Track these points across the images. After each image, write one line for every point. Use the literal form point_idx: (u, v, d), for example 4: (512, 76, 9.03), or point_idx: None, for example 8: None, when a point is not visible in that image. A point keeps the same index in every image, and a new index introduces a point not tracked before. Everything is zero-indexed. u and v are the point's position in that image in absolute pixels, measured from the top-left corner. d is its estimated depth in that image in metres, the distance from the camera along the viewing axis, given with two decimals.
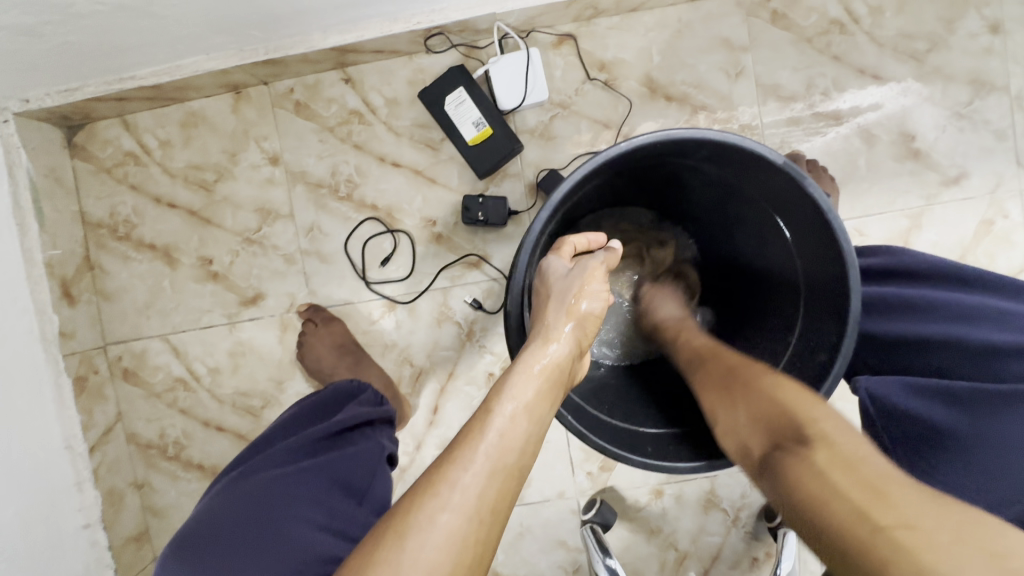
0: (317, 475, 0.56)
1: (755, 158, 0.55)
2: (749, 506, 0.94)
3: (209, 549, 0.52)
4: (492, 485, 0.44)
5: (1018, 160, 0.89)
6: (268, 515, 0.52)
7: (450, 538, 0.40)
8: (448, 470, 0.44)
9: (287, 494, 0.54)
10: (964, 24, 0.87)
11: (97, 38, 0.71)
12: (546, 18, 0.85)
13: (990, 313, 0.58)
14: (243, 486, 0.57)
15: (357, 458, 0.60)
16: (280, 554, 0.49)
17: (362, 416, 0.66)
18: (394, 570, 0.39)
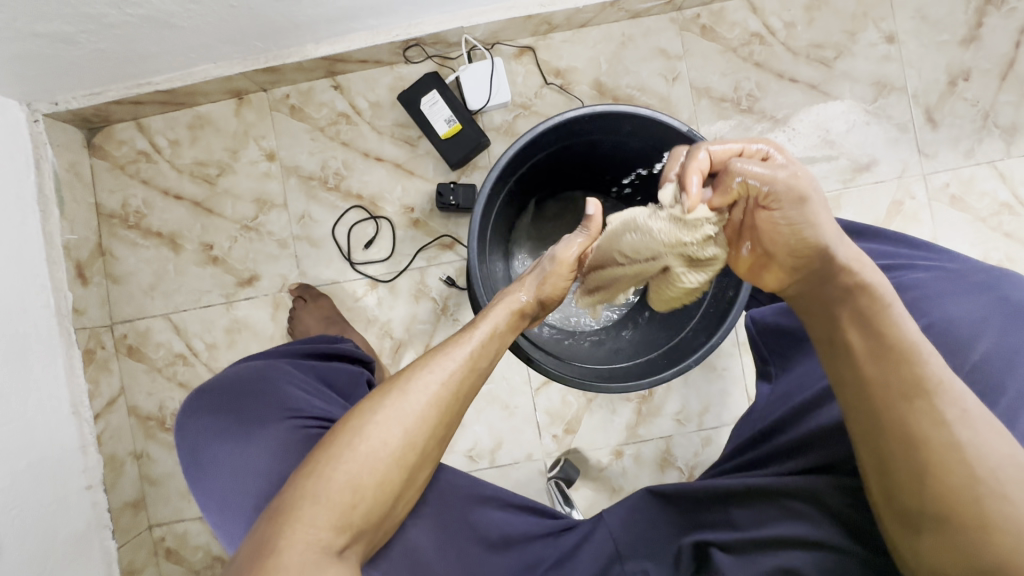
0: (310, 372, 0.71)
1: (664, 128, 0.70)
2: (701, 464, 1.03)
3: (220, 397, 0.66)
4: (469, 376, 0.57)
5: (920, 149, 1.02)
6: (268, 382, 0.67)
7: (435, 401, 0.54)
8: (436, 359, 0.57)
9: (280, 372, 0.68)
10: (865, 36, 1.03)
11: (123, 46, 0.84)
12: (508, 32, 0.99)
13: None
14: (245, 363, 0.71)
15: (341, 369, 0.74)
16: (279, 403, 0.65)
17: (355, 350, 0.79)
18: (396, 413, 0.52)
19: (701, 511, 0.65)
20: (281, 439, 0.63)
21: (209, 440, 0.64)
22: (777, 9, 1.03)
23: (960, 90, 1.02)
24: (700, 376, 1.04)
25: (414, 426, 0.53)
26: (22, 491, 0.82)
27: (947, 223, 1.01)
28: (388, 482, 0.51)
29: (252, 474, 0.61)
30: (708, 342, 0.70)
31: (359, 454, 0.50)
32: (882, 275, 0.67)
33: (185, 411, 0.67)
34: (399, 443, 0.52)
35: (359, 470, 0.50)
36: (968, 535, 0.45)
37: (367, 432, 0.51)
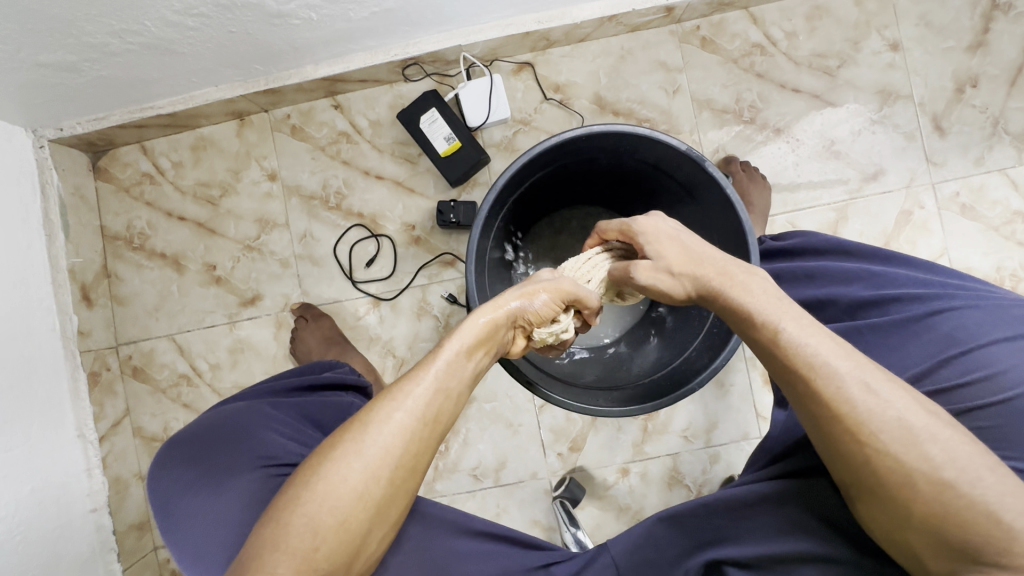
0: (292, 412, 0.72)
1: (664, 146, 0.69)
2: (710, 482, 1.01)
3: (195, 449, 0.68)
4: (435, 400, 0.54)
5: (928, 158, 1.00)
6: (245, 429, 0.67)
7: (399, 433, 0.52)
8: (398, 389, 0.54)
9: (258, 417, 0.69)
10: (868, 44, 1.01)
11: (124, 73, 0.85)
12: (506, 49, 0.99)
13: (866, 274, 0.69)
14: (224, 410, 0.72)
15: (327, 406, 0.74)
16: (252, 450, 0.64)
17: (340, 379, 0.78)
18: (357, 450, 0.51)
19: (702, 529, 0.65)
20: (248, 489, 0.61)
21: (181, 489, 0.65)
22: (778, 19, 1.02)
23: (968, 97, 1.01)
24: (707, 392, 1.02)
25: (376, 461, 0.51)
26: (26, 517, 0.82)
27: (957, 233, 0.99)
28: (353, 520, 0.50)
29: (222, 524, 0.60)
30: (712, 363, 0.69)
31: (319, 493, 0.50)
32: (915, 301, 0.65)
33: (159, 466, 0.68)
34: (360, 480, 0.50)
35: (318, 511, 0.49)
36: (893, 493, 0.49)
37: (326, 472, 0.50)
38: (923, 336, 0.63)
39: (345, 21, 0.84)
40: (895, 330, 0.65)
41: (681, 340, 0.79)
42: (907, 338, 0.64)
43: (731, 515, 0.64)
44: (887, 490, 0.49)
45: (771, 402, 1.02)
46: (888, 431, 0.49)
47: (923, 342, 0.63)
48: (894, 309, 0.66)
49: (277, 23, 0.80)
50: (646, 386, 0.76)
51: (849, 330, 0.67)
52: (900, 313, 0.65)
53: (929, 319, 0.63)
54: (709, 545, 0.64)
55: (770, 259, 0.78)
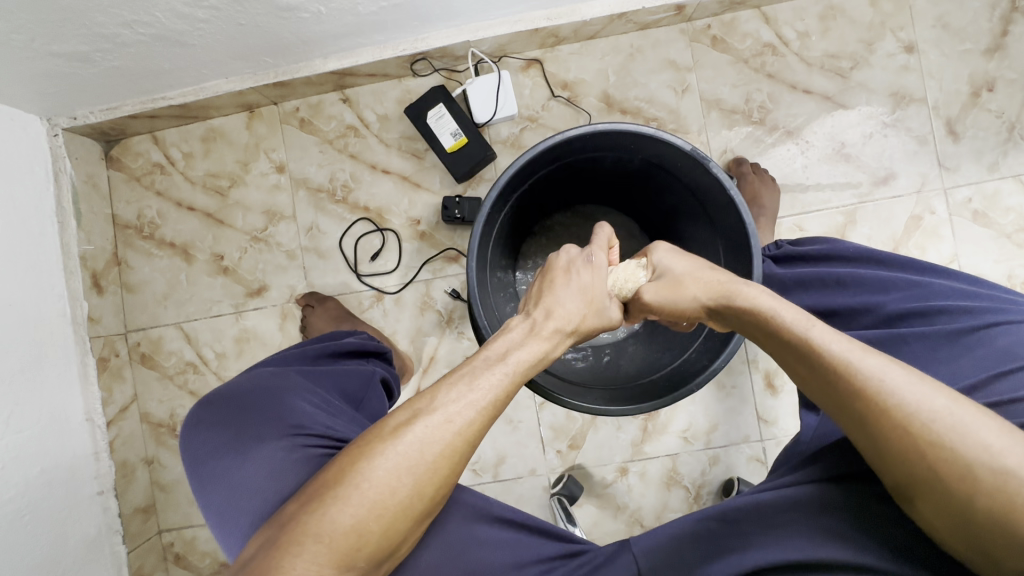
0: (319, 381, 0.72)
1: (668, 145, 0.68)
2: (709, 484, 1.01)
3: (225, 409, 0.67)
4: (483, 421, 0.53)
5: (940, 163, 0.99)
6: (274, 393, 0.67)
7: (448, 451, 0.51)
8: (452, 394, 0.53)
9: (286, 384, 0.69)
10: (883, 45, 1.00)
11: (136, 64, 0.86)
12: (515, 45, 0.99)
13: (903, 283, 0.68)
14: (252, 374, 0.72)
15: (351, 373, 0.75)
16: (281, 417, 0.64)
17: (362, 345, 0.80)
18: (406, 460, 0.49)
19: (724, 536, 0.61)
20: (277, 456, 0.61)
21: (210, 451, 0.64)
22: (791, 19, 1.00)
23: (984, 101, 0.99)
24: (709, 393, 1.02)
25: (424, 474, 0.50)
26: (35, 497, 0.84)
27: (968, 238, 0.98)
28: (394, 531, 0.49)
29: (248, 491, 0.59)
30: (711, 365, 0.69)
31: (366, 501, 0.48)
32: (966, 315, 0.63)
33: (189, 424, 0.68)
34: (406, 493, 0.49)
35: (363, 519, 0.48)
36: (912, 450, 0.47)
37: (373, 479, 0.49)
38: (977, 351, 0.60)
39: (354, 16, 0.85)
40: (945, 341, 0.62)
41: (678, 340, 0.79)
42: (957, 350, 0.61)
43: (760, 523, 0.60)
44: (902, 454, 0.48)
45: (773, 406, 1.01)
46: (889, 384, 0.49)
47: (976, 356, 0.60)
48: (942, 321, 0.64)
49: (286, 16, 0.81)
50: (645, 385, 0.76)
51: (891, 338, 0.65)
52: (950, 324, 0.63)
53: (983, 332, 0.61)
54: (727, 553, 0.60)
55: (798, 266, 0.78)
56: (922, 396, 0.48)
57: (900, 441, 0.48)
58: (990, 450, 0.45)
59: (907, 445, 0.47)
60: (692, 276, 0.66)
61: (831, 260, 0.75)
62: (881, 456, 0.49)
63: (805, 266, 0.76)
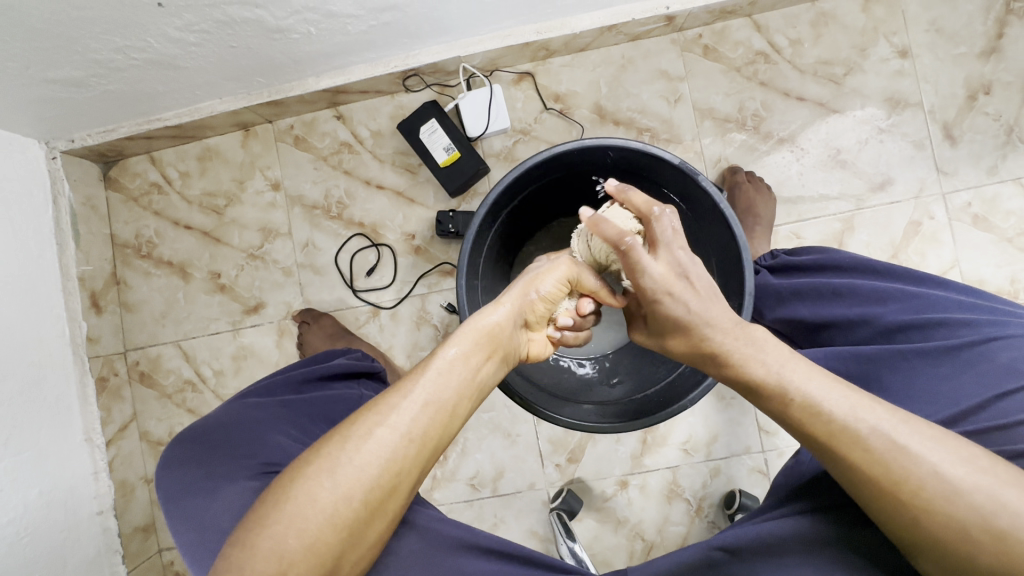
0: (302, 410, 0.72)
1: (658, 159, 0.68)
2: (710, 496, 0.99)
3: (198, 446, 0.68)
4: (423, 417, 0.53)
5: (938, 167, 0.98)
6: (249, 428, 0.68)
7: (380, 450, 0.50)
8: (384, 402, 0.53)
9: (266, 417, 0.69)
10: (876, 51, 0.99)
11: (130, 87, 0.87)
12: (506, 59, 0.99)
13: (900, 294, 0.67)
14: (235, 405, 0.72)
15: (338, 399, 0.75)
16: (254, 454, 0.65)
17: (352, 367, 0.79)
18: (329, 468, 0.49)
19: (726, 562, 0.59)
20: (250, 495, 0.61)
21: (184, 486, 0.65)
22: (782, 27, 1.00)
23: (980, 104, 0.98)
24: (708, 404, 1.01)
25: (349, 483, 0.49)
26: (33, 520, 0.84)
27: (968, 243, 0.96)
28: (321, 542, 0.48)
29: (216, 532, 0.60)
30: (703, 381, 0.68)
31: (286, 514, 0.48)
32: (963, 327, 0.62)
33: (166, 462, 0.69)
34: (331, 502, 0.48)
35: (285, 533, 0.47)
36: (919, 527, 0.48)
37: (298, 491, 0.49)
38: (980, 366, 0.59)
39: (344, 35, 0.85)
40: (943, 355, 0.61)
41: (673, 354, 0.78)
42: (958, 366, 0.60)
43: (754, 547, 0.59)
44: (883, 502, 0.49)
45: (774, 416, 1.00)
46: (878, 444, 0.49)
47: (979, 372, 0.59)
48: (941, 334, 0.63)
49: (277, 38, 0.81)
50: (642, 401, 0.75)
51: (891, 353, 0.64)
52: (949, 339, 0.62)
53: (985, 347, 0.60)
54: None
55: (795, 277, 0.77)
56: (911, 455, 0.49)
57: (889, 496, 0.49)
58: (981, 509, 0.47)
59: (892, 504, 0.49)
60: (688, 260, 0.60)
61: (828, 271, 0.74)
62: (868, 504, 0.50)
63: (802, 278, 0.76)
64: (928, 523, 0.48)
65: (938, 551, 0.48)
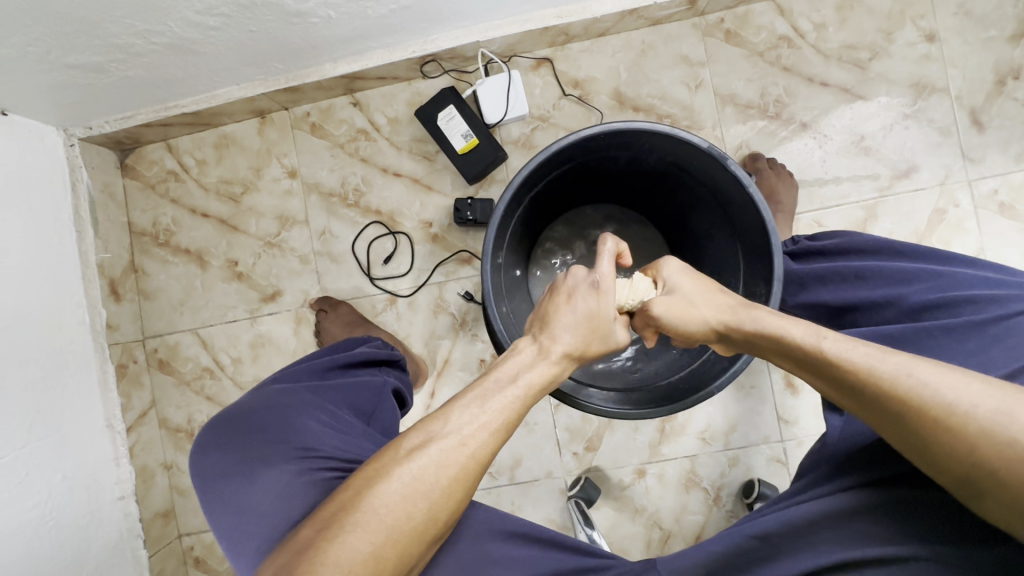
0: (328, 395, 0.71)
1: (685, 143, 0.67)
2: (728, 485, 0.99)
3: (231, 432, 0.68)
4: (497, 445, 0.54)
5: (964, 154, 0.96)
6: (281, 412, 0.68)
7: (463, 474, 0.51)
8: (472, 423, 0.53)
9: (294, 402, 0.69)
10: (902, 35, 0.97)
11: (149, 73, 0.87)
12: (525, 44, 0.98)
13: (925, 273, 0.66)
14: (264, 391, 0.72)
15: (361, 387, 0.74)
16: (287, 438, 0.64)
17: (375, 354, 0.79)
18: (422, 484, 0.49)
19: (763, 551, 0.58)
20: (284, 480, 0.61)
21: (222, 471, 0.65)
22: (806, 10, 0.98)
23: (1009, 90, 0.96)
24: (727, 393, 1.00)
25: (438, 501, 0.50)
26: (57, 504, 0.85)
27: (994, 232, 0.95)
28: (410, 556, 0.48)
29: (254, 515, 0.60)
30: (731, 367, 0.68)
31: (386, 526, 0.47)
32: (990, 304, 0.62)
33: (199, 448, 0.69)
34: (423, 518, 0.49)
35: (382, 543, 0.47)
36: (976, 462, 0.45)
37: (394, 505, 0.48)
38: (1007, 341, 0.59)
39: (364, 19, 0.84)
40: (971, 332, 0.60)
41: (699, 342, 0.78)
42: (985, 342, 0.59)
43: (791, 535, 0.57)
44: (932, 438, 0.47)
45: (793, 406, 0.99)
46: (914, 376, 0.48)
47: (1006, 347, 0.58)
48: (967, 311, 0.62)
49: (297, 22, 0.81)
50: (668, 387, 0.75)
51: (916, 331, 0.62)
52: (976, 315, 0.61)
53: (1010, 321, 0.59)
54: (762, 565, 0.58)
55: (816, 262, 0.76)
56: (948, 384, 0.47)
57: (934, 429, 0.46)
58: None
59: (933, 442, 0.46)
60: (696, 299, 0.65)
61: (850, 254, 0.73)
62: (919, 449, 0.48)
63: (824, 262, 0.74)
64: (981, 449, 0.44)
65: (999, 488, 0.44)
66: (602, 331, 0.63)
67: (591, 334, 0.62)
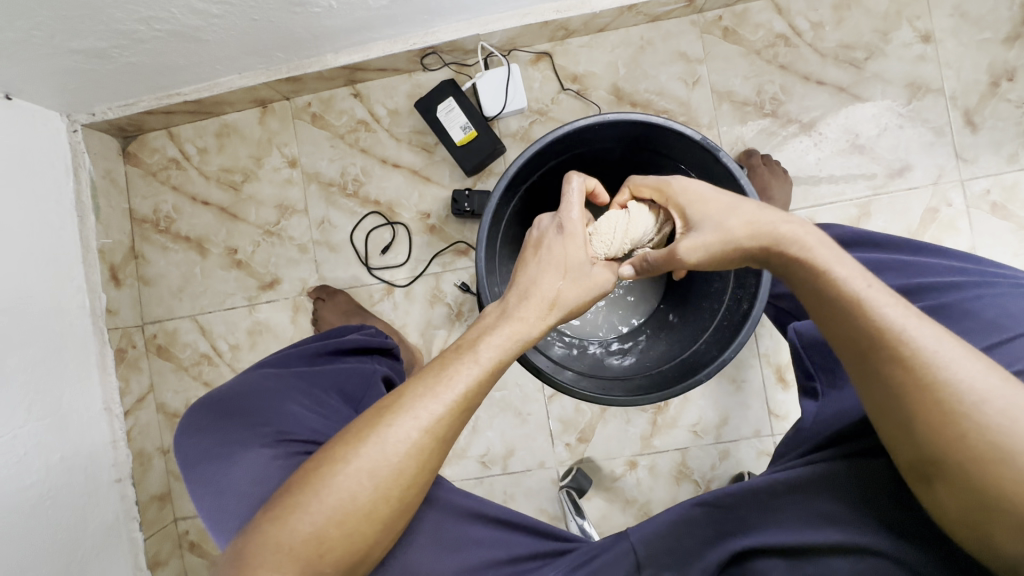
0: (316, 381, 0.72)
1: (679, 136, 0.68)
2: (718, 478, 1.00)
3: (217, 414, 0.68)
4: (456, 421, 0.52)
5: (957, 154, 0.97)
6: (268, 396, 0.68)
7: (414, 451, 0.50)
8: (418, 402, 0.51)
9: (283, 388, 0.70)
10: (898, 35, 0.98)
11: (152, 60, 0.88)
12: (525, 38, 0.99)
13: (893, 262, 0.67)
14: (252, 375, 0.72)
15: (351, 373, 0.75)
16: (272, 422, 0.65)
17: (365, 342, 0.80)
18: (365, 466, 0.49)
19: (723, 527, 0.58)
20: (268, 463, 0.61)
21: (205, 452, 0.65)
22: (803, 9, 0.99)
23: (1003, 91, 0.97)
24: (719, 386, 1.01)
25: (386, 482, 0.49)
26: (55, 484, 0.86)
27: (986, 231, 0.96)
28: (359, 537, 0.49)
29: (236, 495, 0.60)
30: (720, 356, 0.69)
31: (325, 505, 0.48)
32: (952, 289, 0.62)
33: (182, 429, 0.68)
34: (369, 500, 0.49)
35: (323, 523, 0.48)
36: (944, 448, 0.44)
37: (335, 486, 0.49)
38: (965, 323, 0.59)
39: (365, 10, 0.85)
40: (931, 315, 0.61)
41: (689, 333, 0.79)
42: (945, 323, 0.60)
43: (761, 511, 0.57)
44: (917, 414, 0.45)
45: (784, 400, 1.00)
46: (930, 351, 0.45)
47: (965, 329, 0.59)
48: (930, 297, 0.63)
49: (299, 11, 0.82)
50: (658, 376, 0.76)
51: None
52: (938, 300, 0.62)
53: (969, 303, 0.60)
54: (727, 537, 0.57)
55: None
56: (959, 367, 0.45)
57: (927, 407, 0.44)
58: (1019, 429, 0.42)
59: (919, 421, 0.45)
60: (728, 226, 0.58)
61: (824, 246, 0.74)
62: (898, 425, 0.47)
63: None
64: (968, 439, 0.43)
65: (959, 474, 0.43)
66: (574, 277, 0.61)
67: (562, 278, 0.60)
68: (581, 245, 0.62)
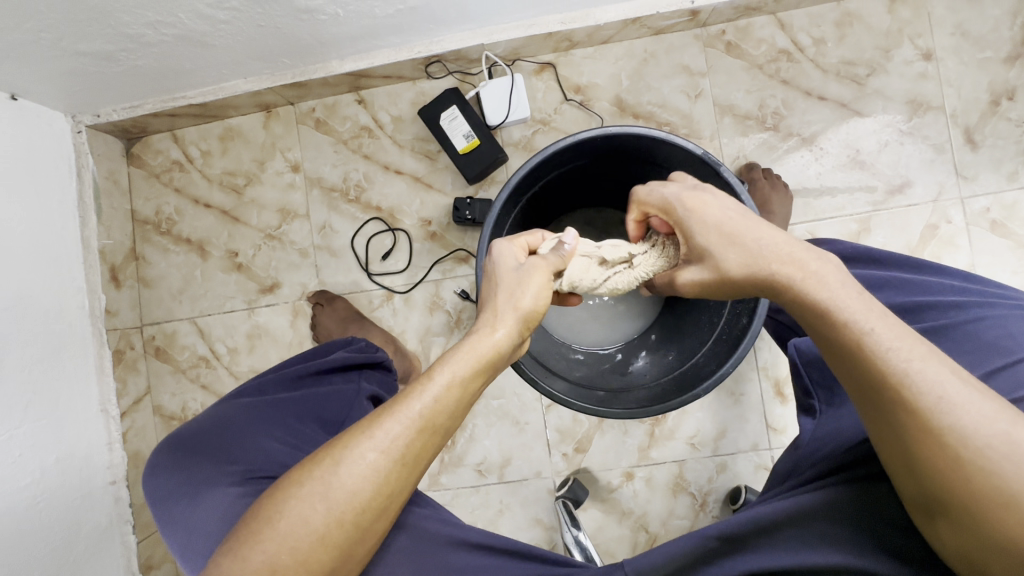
0: (290, 409, 0.72)
1: (680, 149, 0.68)
2: (715, 491, 1.00)
3: (184, 452, 0.67)
4: (416, 440, 0.49)
5: (958, 171, 0.98)
6: (238, 431, 0.68)
7: (370, 474, 0.47)
8: (378, 421, 0.49)
9: (253, 420, 0.69)
10: (900, 53, 0.99)
11: (158, 63, 0.88)
12: (529, 48, 0.99)
13: (894, 280, 0.67)
14: (223, 408, 0.72)
15: (330, 397, 0.74)
16: (237, 459, 0.64)
17: (350, 360, 0.79)
18: (321, 487, 0.47)
19: (723, 554, 0.57)
20: (229, 501, 0.60)
21: (171, 491, 0.64)
22: (806, 25, 1.00)
23: (1003, 110, 0.98)
24: (717, 399, 1.01)
25: (341, 505, 0.46)
26: (50, 486, 0.86)
27: (985, 249, 0.96)
28: (315, 561, 0.46)
29: (200, 534, 0.59)
30: (718, 370, 0.69)
31: (279, 533, 0.46)
32: (953, 309, 0.62)
33: (152, 469, 0.68)
34: (322, 524, 0.46)
35: (278, 550, 0.45)
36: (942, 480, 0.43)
37: (289, 511, 0.46)
38: (966, 345, 0.59)
39: (371, 18, 0.86)
40: (934, 335, 0.61)
41: (687, 347, 0.79)
42: (948, 344, 0.60)
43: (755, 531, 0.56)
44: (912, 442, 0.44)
45: (782, 414, 1.00)
46: (927, 380, 0.44)
47: (965, 352, 0.59)
48: (932, 316, 0.63)
49: (305, 18, 0.82)
50: (656, 390, 0.76)
51: None
52: (939, 320, 0.62)
53: (971, 324, 0.60)
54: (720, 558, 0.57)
55: None
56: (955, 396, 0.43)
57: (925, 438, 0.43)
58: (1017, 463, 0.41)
59: (918, 462, 0.44)
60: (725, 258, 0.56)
61: None
62: (896, 451, 0.46)
63: None
64: (968, 476, 0.42)
65: (954, 507, 0.43)
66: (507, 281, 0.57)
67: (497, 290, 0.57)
68: (507, 256, 0.60)
